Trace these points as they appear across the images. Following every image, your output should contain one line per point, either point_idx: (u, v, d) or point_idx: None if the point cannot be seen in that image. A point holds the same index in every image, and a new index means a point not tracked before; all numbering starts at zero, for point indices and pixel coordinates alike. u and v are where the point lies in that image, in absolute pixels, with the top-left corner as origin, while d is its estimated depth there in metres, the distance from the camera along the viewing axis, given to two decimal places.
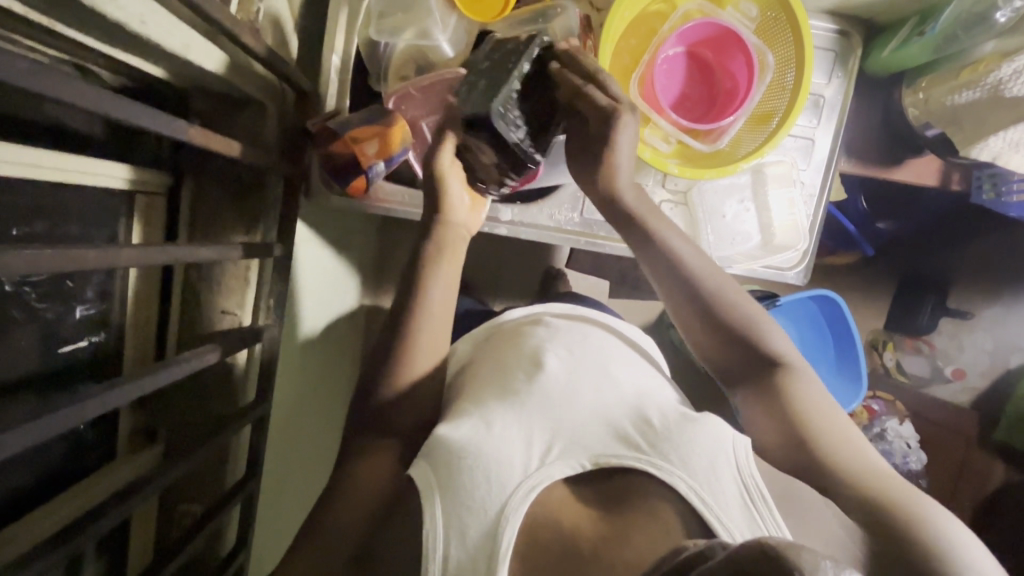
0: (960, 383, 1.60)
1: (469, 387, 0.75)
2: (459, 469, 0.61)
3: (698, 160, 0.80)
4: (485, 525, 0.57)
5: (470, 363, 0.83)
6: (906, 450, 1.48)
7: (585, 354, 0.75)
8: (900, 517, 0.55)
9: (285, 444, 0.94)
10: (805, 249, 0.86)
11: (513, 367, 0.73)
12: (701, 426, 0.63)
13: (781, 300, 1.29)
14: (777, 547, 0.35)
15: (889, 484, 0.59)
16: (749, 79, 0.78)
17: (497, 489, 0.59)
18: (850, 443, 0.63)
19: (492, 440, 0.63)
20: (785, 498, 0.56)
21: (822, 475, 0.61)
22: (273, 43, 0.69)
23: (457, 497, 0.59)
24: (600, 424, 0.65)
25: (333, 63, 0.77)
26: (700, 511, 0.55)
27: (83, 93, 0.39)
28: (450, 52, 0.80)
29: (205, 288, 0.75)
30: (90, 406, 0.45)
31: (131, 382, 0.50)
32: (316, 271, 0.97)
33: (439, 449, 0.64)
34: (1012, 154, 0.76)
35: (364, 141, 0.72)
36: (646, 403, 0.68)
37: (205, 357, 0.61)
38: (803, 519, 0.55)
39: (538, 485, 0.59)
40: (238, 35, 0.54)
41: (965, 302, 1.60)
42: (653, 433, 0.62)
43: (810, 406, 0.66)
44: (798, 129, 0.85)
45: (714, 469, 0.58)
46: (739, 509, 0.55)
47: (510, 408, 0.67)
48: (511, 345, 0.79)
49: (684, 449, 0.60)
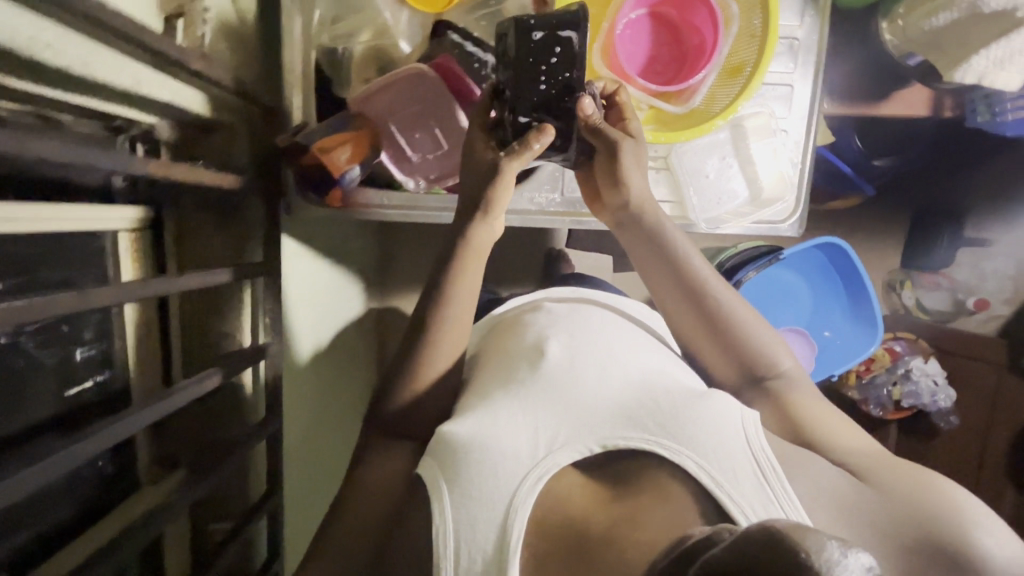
0: (985, 313, 1.54)
1: (477, 377, 0.76)
2: (464, 464, 0.61)
3: (673, 123, 0.79)
4: (497, 516, 0.58)
5: (478, 353, 0.84)
6: (933, 389, 1.46)
7: (586, 338, 0.74)
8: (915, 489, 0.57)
9: (305, 455, 0.97)
10: (795, 199, 0.84)
11: (516, 359, 0.74)
12: (707, 405, 0.63)
13: (785, 253, 1.27)
14: (781, 527, 0.35)
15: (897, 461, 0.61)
16: (715, 32, 0.76)
17: (505, 483, 0.59)
18: (841, 437, 0.65)
19: (496, 432, 0.63)
20: (798, 474, 0.58)
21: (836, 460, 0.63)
22: (231, 64, 0.70)
23: (466, 492, 0.60)
24: (607, 408, 0.64)
25: (294, 75, 0.77)
26: (712, 491, 0.56)
27: (37, 147, 0.40)
28: (409, 49, 0.79)
29: (202, 315, 0.78)
30: (92, 442, 0.47)
31: (129, 415, 0.51)
32: (313, 284, 0.98)
33: (445, 446, 0.64)
34: (998, 72, 0.69)
35: (332, 151, 0.73)
36: (653, 384, 0.68)
37: (209, 379, 0.63)
38: (816, 486, 0.57)
39: (546, 473, 0.60)
40: (186, 62, 0.55)
41: (982, 230, 1.55)
42: (661, 414, 0.62)
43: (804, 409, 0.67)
44: (775, 76, 0.82)
45: (723, 446, 0.59)
46: (751, 486, 0.56)
47: (516, 399, 0.67)
48: (514, 335, 0.80)
49: (692, 429, 0.60)
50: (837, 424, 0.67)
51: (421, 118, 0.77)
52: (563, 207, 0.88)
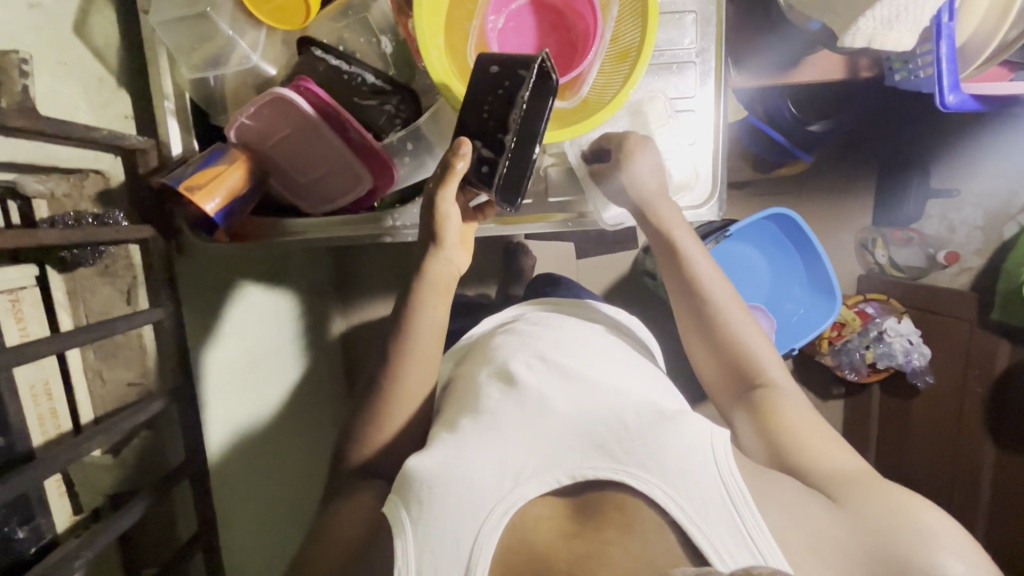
0: (956, 266, 1.49)
1: (444, 409, 0.77)
2: (426, 500, 0.62)
3: (567, 117, 0.74)
4: (460, 554, 0.59)
5: (451, 380, 0.84)
6: (908, 349, 1.43)
7: (559, 364, 0.75)
8: (869, 497, 0.61)
9: (246, 488, 0.96)
10: (714, 177, 0.80)
11: (484, 386, 0.74)
12: (677, 429, 0.63)
13: (735, 229, 1.23)
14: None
15: (863, 476, 0.64)
16: (595, 16, 0.72)
17: (470, 519, 0.60)
18: (825, 449, 0.68)
19: (460, 468, 0.64)
20: (763, 496, 0.60)
21: (803, 464, 0.67)
22: (88, 107, 0.67)
23: (431, 529, 0.60)
24: (575, 436, 0.65)
25: (169, 108, 0.74)
26: (681, 523, 0.56)
27: None
28: (273, 70, 0.76)
29: (105, 365, 0.77)
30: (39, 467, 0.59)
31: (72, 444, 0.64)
32: (242, 316, 0.96)
33: (410, 482, 0.64)
34: (887, 34, 0.64)
35: (206, 186, 0.69)
36: (621, 405, 0.68)
37: (152, 405, 0.75)
38: (789, 507, 0.60)
39: (510, 507, 0.60)
40: (5, 124, 0.52)
41: (950, 178, 1.49)
42: (628, 439, 0.63)
43: (789, 419, 0.72)
44: (670, 54, 0.78)
45: (689, 469, 0.60)
46: (721, 518, 0.56)
47: (490, 430, 0.68)
48: (482, 359, 0.81)
49: (658, 455, 0.61)
50: (824, 439, 0.70)
51: (296, 140, 0.73)
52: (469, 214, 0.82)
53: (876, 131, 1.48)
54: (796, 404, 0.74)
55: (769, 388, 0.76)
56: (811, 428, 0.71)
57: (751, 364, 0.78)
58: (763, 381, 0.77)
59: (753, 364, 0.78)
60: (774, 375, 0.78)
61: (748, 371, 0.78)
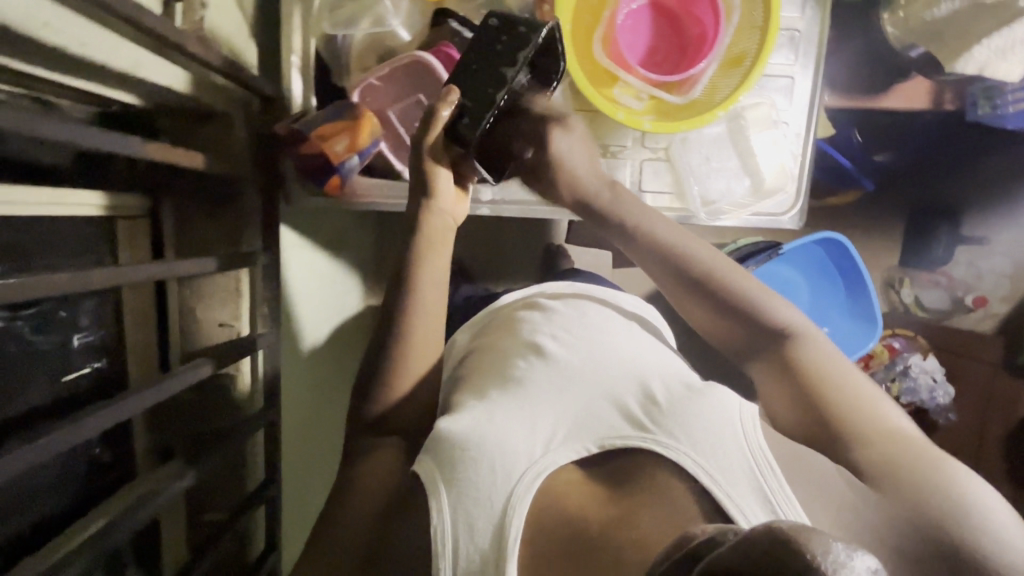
0: (983, 311, 1.46)
1: (469, 379, 0.71)
2: (462, 461, 0.57)
3: (673, 113, 0.77)
4: (493, 517, 0.54)
5: (472, 353, 0.78)
6: (931, 385, 1.39)
7: (586, 335, 0.70)
8: (917, 476, 0.52)
9: (305, 447, 0.95)
10: (795, 191, 0.84)
11: (510, 357, 0.69)
12: (706, 400, 0.59)
13: (785, 248, 1.27)
14: (785, 528, 0.34)
15: (903, 441, 0.56)
16: (716, 22, 0.76)
17: (502, 478, 0.55)
18: (865, 410, 0.58)
19: (494, 429, 0.59)
20: (796, 469, 0.54)
21: (845, 438, 0.57)
22: (229, 49, 0.70)
23: (463, 491, 0.55)
24: (602, 403, 0.61)
25: (294, 63, 0.77)
26: (710, 489, 0.52)
27: (19, 122, 0.40)
28: (408, 36, 0.79)
29: (199, 303, 0.77)
30: (91, 420, 0.49)
31: (129, 397, 0.53)
32: (304, 284, 0.93)
33: (443, 443, 0.59)
34: (999, 62, 0.71)
35: (331, 138, 0.72)
36: (648, 376, 0.64)
37: (200, 369, 0.63)
38: (824, 483, 0.54)
39: (543, 471, 0.56)
40: (182, 44, 0.54)
41: (980, 225, 1.45)
42: (657, 409, 0.59)
43: (823, 376, 0.61)
44: (775, 69, 0.82)
45: (721, 440, 0.55)
46: (749, 484, 0.52)
47: (512, 400, 0.62)
48: (506, 333, 0.75)
49: (690, 425, 0.56)
50: (866, 393, 0.60)
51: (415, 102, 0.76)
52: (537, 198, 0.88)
53: (931, 167, 1.41)
54: (848, 374, 0.62)
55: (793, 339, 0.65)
56: (864, 398, 0.59)
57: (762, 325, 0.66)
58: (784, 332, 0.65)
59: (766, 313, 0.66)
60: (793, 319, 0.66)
61: (765, 324, 0.66)
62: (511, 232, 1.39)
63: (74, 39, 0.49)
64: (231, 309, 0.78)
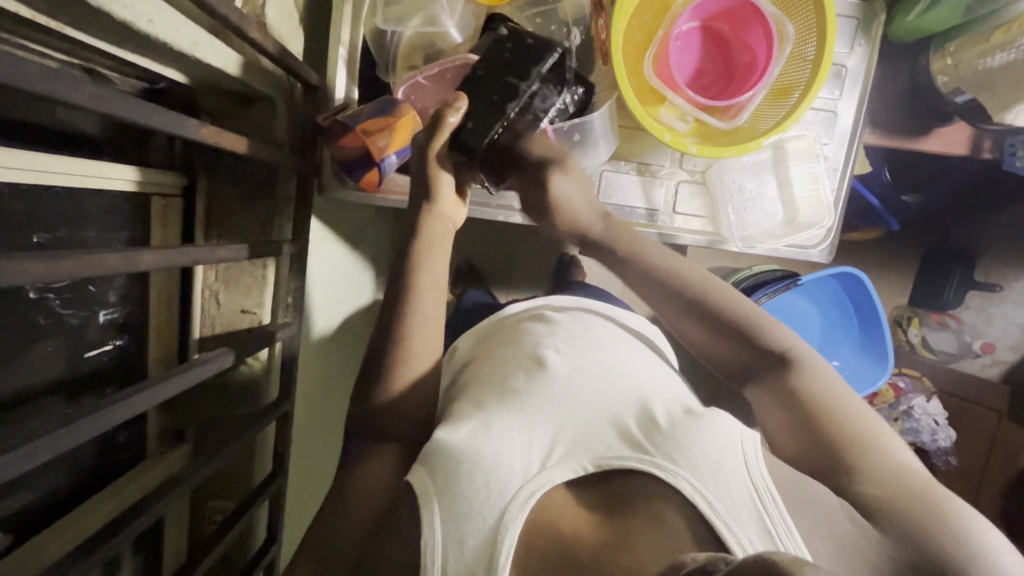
0: (989, 357, 1.47)
1: (470, 388, 0.68)
2: (458, 476, 0.55)
3: (716, 137, 0.77)
4: (485, 532, 0.52)
5: (473, 361, 0.75)
6: (934, 428, 1.37)
7: (590, 349, 0.67)
8: (923, 515, 0.49)
9: (307, 443, 0.93)
10: (830, 226, 0.83)
11: (513, 367, 0.66)
12: (707, 423, 0.56)
13: (802, 279, 1.22)
14: (778, 559, 0.34)
15: (910, 477, 0.53)
16: (768, 51, 0.75)
17: (496, 494, 0.53)
18: (871, 444, 0.56)
19: (492, 444, 0.56)
20: (796, 499, 0.51)
21: (848, 466, 0.55)
22: (279, 35, 0.69)
23: (456, 504, 0.54)
24: (600, 421, 0.58)
25: (341, 54, 0.77)
26: (707, 516, 0.49)
27: (93, 98, 0.38)
28: (459, 37, 0.79)
29: (224, 288, 0.75)
30: (124, 406, 0.46)
31: (158, 381, 0.50)
32: (323, 278, 0.91)
33: (439, 455, 0.57)
34: None
35: (375, 133, 0.71)
36: (650, 397, 0.61)
37: (226, 356, 0.61)
38: (825, 521, 0.50)
39: (538, 489, 0.53)
40: (244, 29, 0.53)
41: (994, 273, 1.45)
42: (656, 432, 0.56)
43: (824, 405, 0.59)
44: (820, 102, 0.82)
45: (721, 466, 0.52)
46: (747, 513, 0.49)
47: (510, 412, 0.60)
48: (509, 344, 0.72)
49: (689, 448, 0.53)
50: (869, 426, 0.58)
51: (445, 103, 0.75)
52: None
53: (948, 212, 1.44)
54: (853, 404, 0.59)
55: (791, 364, 0.63)
56: (871, 430, 0.57)
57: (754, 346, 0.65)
58: (779, 356, 0.64)
59: (763, 335, 0.65)
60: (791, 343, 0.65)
61: (762, 345, 0.65)
62: (525, 239, 1.36)
63: (142, 14, 0.47)
64: (253, 297, 0.76)
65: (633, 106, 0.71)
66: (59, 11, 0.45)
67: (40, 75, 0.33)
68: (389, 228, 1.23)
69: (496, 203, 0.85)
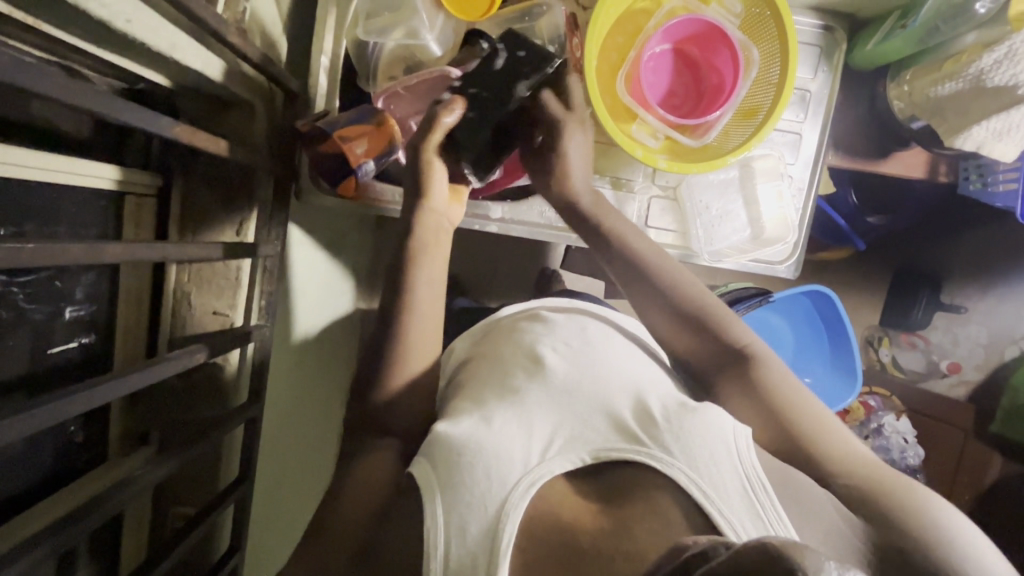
0: (955, 377, 1.50)
1: (468, 386, 0.68)
2: (459, 466, 0.54)
3: (686, 155, 0.80)
4: (486, 520, 0.51)
5: (470, 360, 0.74)
6: (903, 446, 1.35)
7: (586, 346, 0.67)
8: (899, 497, 0.52)
9: (278, 450, 0.91)
10: (794, 242, 0.86)
11: (510, 367, 0.66)
12: (702, 417, 0.56)
13: (774, 295, 1.25)
14: (782, 547, 0.32)
15: (878, 471, 0.56)
16: (735, 74, 0.78)
17: (497, 485, 0.53)
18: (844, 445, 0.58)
19: (492, 436, 0.56)
20: (786, 490, 0.52)
21: (828, 456, 0.57)
22: (262, 43, 0.71)
23: (458, 493, 0.53)
24: (599, 415, 0.58)
25: (323, 63, 0.79)
26: (702, 506, 0.50)
27: (64, 91, 0.38)
28: (438, 52, 0.81)
29: (196, 289, 0.75)
30: (72, 401, 0.45)
31: (116, 379, 0.49)
32: (301, 279, 0.91)
33: (440, 447, 0.57)
34: (995, 143, 0.79)
35: (352, 141, 0.72)
36: (646, 393, 0.61)
37: (194, 355, 0.60)
38: (815, 515, 0.51)
39: (539, 479, 0.54)
40: (224, 33, 0.54)
41: (959, 295, 1.50)
42: (654, 424, 0.56)
43: (798, 402, 0.62)
44: (785, 123, 0.86)
45: (714, 458, 0.52)
46: (742, 502, 0.50)
47: (512, 407, 0.60)
48: (507, 342, 0.71)
49: (686, 440, 0.54)
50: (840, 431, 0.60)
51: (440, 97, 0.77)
52: (547, 223, 0.88)
53: (915, 235, 1.48)
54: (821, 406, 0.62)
55: (765, 364, 0.65)
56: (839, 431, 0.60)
57: (725, 343, 0.67)
58: (750, 353, 0.66)
59: (735, 333, 0.68)
60: (758, 344, 0.67)
61: (736, 344, 0.67)
62: (506, 250, 1.37)
63: (120, 15, 0.49)
64: (224, 298, 0.76)
65: (604, 121, 0.73)
66: (34, 7, 0.46)
67: (9, 64, 0.34)
68: (371, 236, 1.24)
69: (472, 213, 0.87)
